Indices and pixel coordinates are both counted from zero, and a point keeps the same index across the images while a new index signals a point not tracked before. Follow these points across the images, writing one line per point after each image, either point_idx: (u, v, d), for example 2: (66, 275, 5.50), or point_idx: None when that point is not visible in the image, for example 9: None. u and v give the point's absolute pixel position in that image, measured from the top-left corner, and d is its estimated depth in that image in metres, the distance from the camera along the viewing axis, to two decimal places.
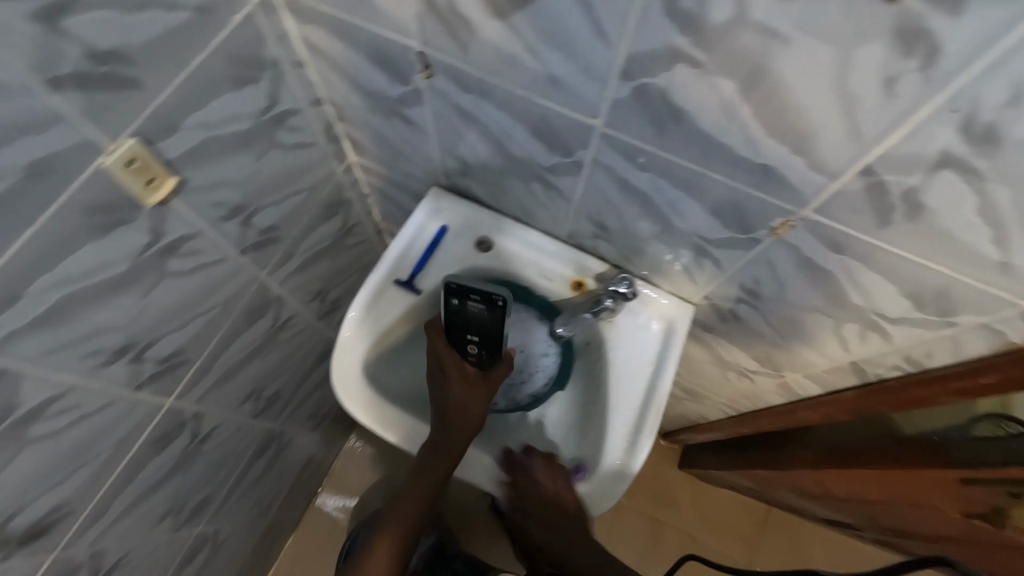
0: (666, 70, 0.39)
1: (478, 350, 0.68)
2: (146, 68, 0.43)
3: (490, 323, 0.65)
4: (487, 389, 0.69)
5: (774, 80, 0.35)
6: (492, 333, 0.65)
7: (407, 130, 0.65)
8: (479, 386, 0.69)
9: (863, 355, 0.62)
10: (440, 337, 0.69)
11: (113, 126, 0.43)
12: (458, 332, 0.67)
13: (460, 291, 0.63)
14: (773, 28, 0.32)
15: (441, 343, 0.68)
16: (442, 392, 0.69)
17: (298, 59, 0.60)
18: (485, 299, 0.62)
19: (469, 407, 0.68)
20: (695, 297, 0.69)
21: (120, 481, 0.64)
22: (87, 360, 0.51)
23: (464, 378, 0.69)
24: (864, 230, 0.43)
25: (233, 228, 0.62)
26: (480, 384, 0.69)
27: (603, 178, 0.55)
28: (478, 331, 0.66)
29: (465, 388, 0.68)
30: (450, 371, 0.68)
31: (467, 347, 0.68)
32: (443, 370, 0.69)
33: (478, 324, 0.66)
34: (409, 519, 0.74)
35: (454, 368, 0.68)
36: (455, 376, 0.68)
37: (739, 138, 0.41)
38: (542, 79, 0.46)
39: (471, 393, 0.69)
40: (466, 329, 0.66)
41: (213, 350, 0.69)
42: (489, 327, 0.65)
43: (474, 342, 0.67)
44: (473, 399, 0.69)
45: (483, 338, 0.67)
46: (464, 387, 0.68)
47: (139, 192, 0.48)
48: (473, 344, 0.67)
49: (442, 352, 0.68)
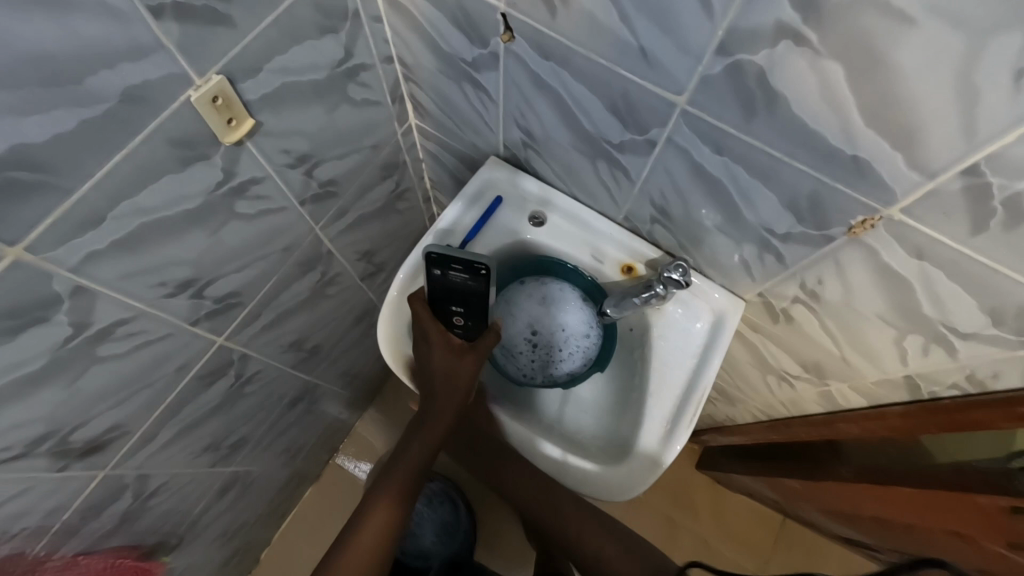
0: (769, 48, 0.37)
1: (465, 320, 0.66)
2: (238, 6, 0.44)
3: (476, 294, 0.62)
4: (475, 357, 0.67)
5: (887, 65, 0.34)
6: (476, 301, 0.63)
7: (475, 96, 0.65)
8: (465, 355, 0.67)
9: (921, 370, 0.59)
10: (422, 307, 0.66)
11: (204, 61, 0.44)
12: (442, 303, 0.65)
13: (442, 260, 0.60)
14: (900, 9, 0.30)
15: (423, 313, 0.66)
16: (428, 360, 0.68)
17: (376, 14, 0.60)
18: (468, 268, 0.60)
19: (454, 374, 0.68)
20: (748, 294, 0.67)
21: (170, 410, 0.66)
22: (156, 289, 0.53)
23: (450, 347, 0.67)
24: (953, 236, 0.41)
25: (298, 177, 0.63)
26: (467, 352, 0.67)
27: (674, 160, 0.54)
28: (462, 301, 0.64)
29: (451, 356, 0.67)
30: (435, 341, 0.67)
31: (453, 318, 0.66)
32: (428, 339, 0.67)
33: (462, 294, 0.63)
34: (404, 485, 0.72)
35: (437, 337, 0.66)
36: (439, 345, 0.67)
37: (835, 126, 0.39)
38: (630, 50, 0.44)
39: (456, 361, 0.67)
40: (451, 300, 0.65)
41: (266, 295, 0.71)
42: (473, 297, 0.63)
43: (459, 312, 0.65)
44: (458, 366, 0.67)
45: (467, 308, 0.65)
46: (449, 355, 0.67)
47: (219, 130, 0.49)
48: (458, 315, 0.66)
49: (426, 322, 0.67)
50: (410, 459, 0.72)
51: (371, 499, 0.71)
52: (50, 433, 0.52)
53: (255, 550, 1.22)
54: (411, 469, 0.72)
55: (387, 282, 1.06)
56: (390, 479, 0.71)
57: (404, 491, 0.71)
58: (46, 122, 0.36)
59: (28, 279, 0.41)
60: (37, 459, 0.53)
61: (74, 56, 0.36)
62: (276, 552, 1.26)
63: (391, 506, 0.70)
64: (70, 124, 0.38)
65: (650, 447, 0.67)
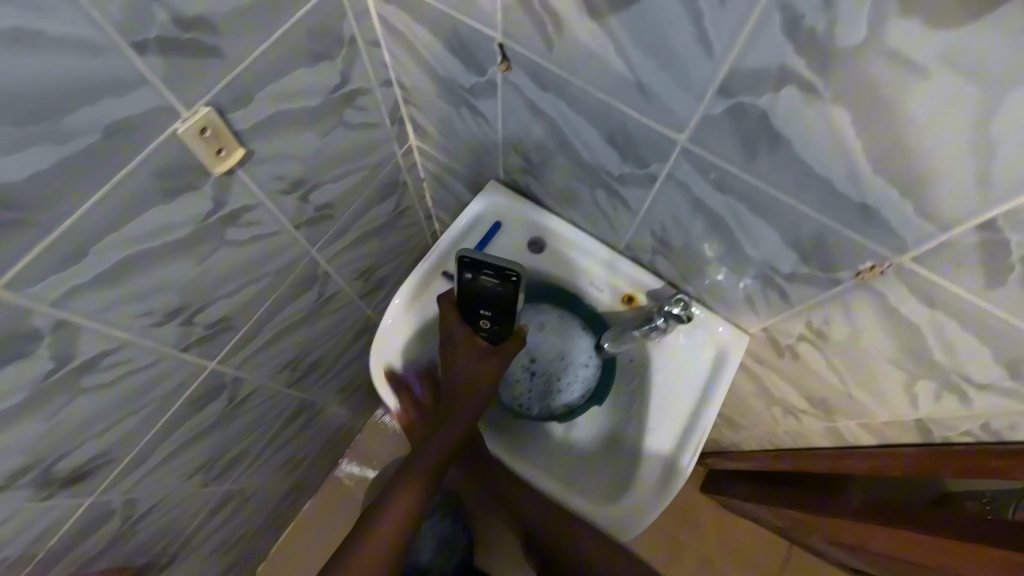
0: (772, 92, 0.35)
1: (490, 325, 0.64)
2: (227, 37, 0.43)
3: (508, 303, 0.60)
4: (498, 361, 0.65)
5: (897, 115, 0.32)
6: (504, 307, 0.61)
7: (474, 121, 0.64)
8: (490, 359, 0.65)
9: (933, 415, 0.57)
10: (450, 309, 0.65)
11: (192, 93, 0.43)
12: (470, 306, 0.63)
13: (474, 265, 0.57)
14: (911, 59, 0.28)
15: (451, 316, 0.65)
16: (453, 364, 0.66)
17: (373, 39, 0.59)
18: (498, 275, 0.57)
19: (481, 376, 0.65)
20: (753, 327, 0.65)
21: (160, 435, 0.65)
22: (143, 318, 0.52)
23: (474, 350, 0.65)
24: (966, 287, 0.39)
25: (292, 202, 0.62)
26: (491, 357, 0.65)
27: (675, 194, 0.52)
28: (490, 306, 0.62)
29: (477, 360, 0.65)
30: (463, 343, 0.65)
31: (479, 321, 0.64)
32: (456, 340, 0.65)
33: (492, 302, 0.61)
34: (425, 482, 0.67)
35: (463, 339, 0.64)
36: (465, 347, 0.65)
37: (840, 169, 0.37)
38: (628, 85, 0.43)
39: (482, 363, 0.65)
40: (479, 305, 0.62)
41: (260, 318, 0.70)
42: (506, 304, 0.60)
43: (487, 316, 0.63)
44: (483, 372, 0.65)
45: (495, 314, 0.62)
46: (474, 359, 0.65)
47: (208, 160, 0.48)
48: (485, 319, 0.63)
49: (453, 323, 0.65)
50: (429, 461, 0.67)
51: (383, 501, 0.66)
52: (33, 464, 0.51)
53: (251, 565, 1.21)
54: (429, 475, 0.67)
55: (388, 299, 1.05)
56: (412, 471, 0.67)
57: (418, 496, 0.67)
58: (19, 161, 0.35)
59: (6, 316, 0.40)
60: (20, 489, 0.52)
61: (51, 94, 0.35)
62: (273, 566, 1.25)
63: (404, 509, 0.66)
64: (48, 161, 0.37)
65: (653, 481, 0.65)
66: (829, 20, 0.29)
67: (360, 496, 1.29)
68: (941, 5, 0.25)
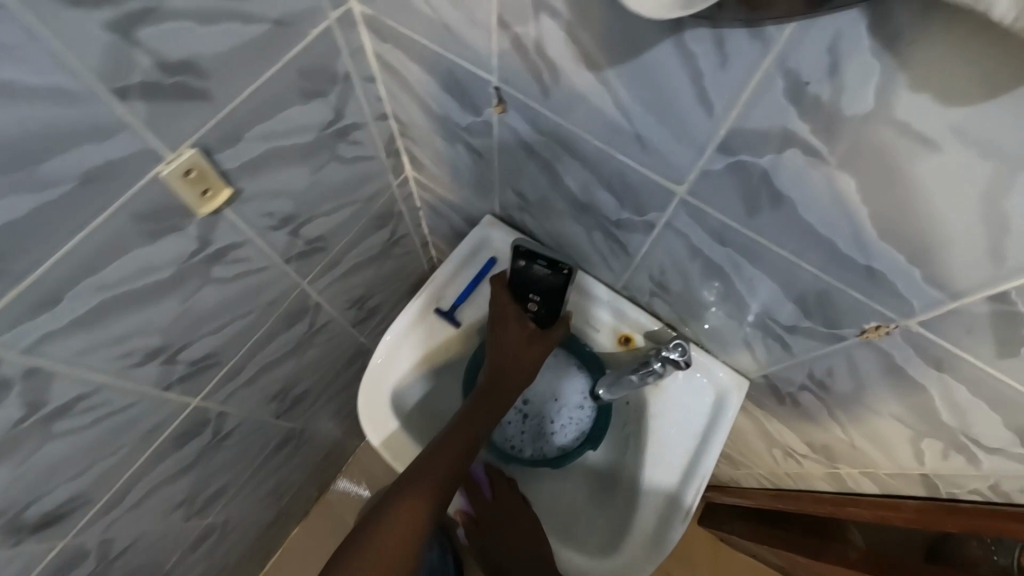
0: (775, 153, 0.34)
1: (538, 309, 0.65)
2: (215, 81, 0.42)
3: (556, 291, 0.63)
4: (543, 346, 0.64)
5: (908, 187, 0.30)
6: (554, 293, 0.63)
7: (470, 157, 0.63)
8: (535, 343, 0.64)
9: (939, 471, 0.55)
10: (503, 290, 0.65)
11: (177, 136, 0.42)
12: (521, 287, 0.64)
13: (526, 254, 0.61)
14: (920, 131, 0.27)
15: (502, 296, 0.65)
16: (499, 344, 0.64)
17: (369, 74, 0.58)
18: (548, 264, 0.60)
19: (526, 358, 0.64)
20: (753, 372, 0.63)
21: (139, 473, 0.63)
22: (121, 361, 0.51)
23: (523, 331, 0.64)
24: (976, 354, 0.37)
25: (282, 237, 0.61)
26: (538, 341, 0.64)
27: (673, 242, 0.50)
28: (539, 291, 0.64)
29: (524, 340, 0.64)
30: (513, 322, 0.64)
31: (527, 304, 0.65)
32: (505, 320, 0.64)
33: (542, 286, 0.63)
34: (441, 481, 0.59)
35: (513, 318, 0.64)
36: (514, 327, 0.64)
37: (845, 231, 0.36)
38: (626, 136, 0.41)
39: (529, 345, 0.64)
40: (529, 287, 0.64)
41: (246, 352, 0.68)
42: (553, 292, 0.63)
43: (536, 300, 0.64)
44: (528, 355, 0.64)
45: (544, 298, 0.64)
46: (522, 339, 0.64)
47: (192, 202, 0.46)
48: (534, 302, 0.64)
49: (503, 302, 0.64)
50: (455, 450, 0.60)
51: (397, 488, 0.58)
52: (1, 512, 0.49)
53: None
54: (457, 462, 0.59)
55: (381, 325, 1.03)
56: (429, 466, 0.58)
57: (441, 485, 0.58)
58: None
59: None
60: None
61: (24, 144, 0.33)
62: None
63: (421, 500, 0.57)
64: (20, 211, 0.35)
65: (649, 532, 0.61)
66: (835, 88, 0.28)
67: (347, 520, 1.25)
68: (957, 75, 0.24)
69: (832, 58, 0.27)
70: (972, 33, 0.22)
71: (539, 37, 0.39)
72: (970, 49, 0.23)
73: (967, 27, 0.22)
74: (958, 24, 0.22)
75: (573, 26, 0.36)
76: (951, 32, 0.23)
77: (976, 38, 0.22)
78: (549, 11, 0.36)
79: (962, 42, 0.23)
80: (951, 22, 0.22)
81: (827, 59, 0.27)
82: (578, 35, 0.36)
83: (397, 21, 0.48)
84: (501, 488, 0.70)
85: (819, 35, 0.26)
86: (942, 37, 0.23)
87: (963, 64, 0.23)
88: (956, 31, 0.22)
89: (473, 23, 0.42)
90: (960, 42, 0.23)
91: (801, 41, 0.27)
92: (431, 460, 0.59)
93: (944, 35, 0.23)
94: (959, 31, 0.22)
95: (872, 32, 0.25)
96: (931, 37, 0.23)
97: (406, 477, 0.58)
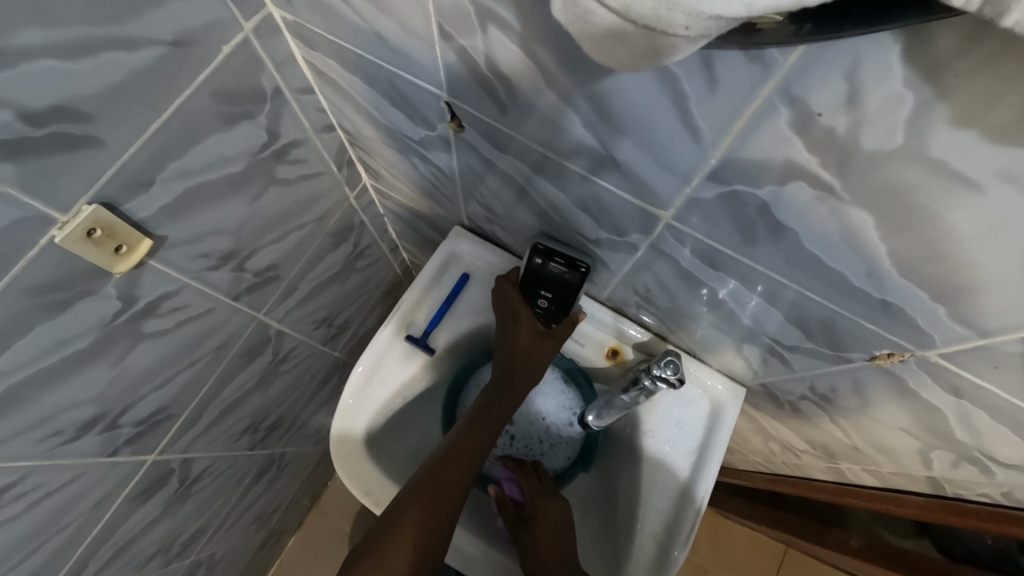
0: (776, 185, 0.29)
1: (548, 306, 0.58)
2: (106, 124, 0.35)
3: (570, 289, 0.56)
4: (553, 343, 0.59)
5: (936, 226, 0.25)
6: (569, 293, 0.56)
7: (429, 170, 0.56)
8: (544, 341, 0.59)
9: (947, 476, 0.50)
10: (510, 287, 0.58)
11: (67, 195, 0.35)
12: (530, 287, 0.57)
13: (545, 251, 0.54)
14: (958, 172, 0.22)
15: (510, 292, 0.58)
16: (506, 343, 0.59)
17: (304, 85, 0.50)
18: (568, 264, 0.53)
19: (534, 359, 0.59)
20: (749, 381, 0.59)
21: (98, 538, 0.59)
22: (49, 441, 0.45)
23: (532, 330, 0.58)
24: (1002, 387, 0.33)
25: (226, 275, 0.54)
26: (547, 339, 0.59)
27: (659, 261, 0.45)
28: (552, 289, 0.56)
29: (532, 339, 0.58)
30: (522, 321, 0.58)
31: (537, 302, 0.58)
32: (514, 318, 0.58)
33: (556, 283, 0.56)
34: (442, 496, 0.55)
35: (524, 316, 0.58)
36: (524, 326, 0.58)
37: (858, 267, 0.31)
38: (600, 159, 0.36)
39: (536, 346, 0.58)
40: (540, 286, 0.56)
41: (206, 396, 0.62)
42: (568, 290, 0.56)
43: (546, 297, 0.57)
44: (538, 354, 0.59)
45: (556, 296, 0.57)
46: (531, 338, 0.58)
47: (104, 262, 0.40)
48: (544, 300, 0.57)
49: (512, 299, 0.58)
50: (456, 461, 0.56)
51: (405, 496, 0.54)
52: None
53: None
54: (467, 470, 0.57)
55: (357, 336, 0.97)
56: (428, 479, 0.55)
57: (448, 497, 0.55)
58: None
59: None
60: None
61: None
62: None
63: (428, 511, 0.54)
64: None
65: (650, 555, 0.58)
66: (853, 120, 0.23)
67: (344, 528, 1.21)
68: (984, 89, 0.18)
69: (848, 86, 0.21)
70: (1013, 52, 0.17)
71: (487, 50, 0.32)
72: (1010, 68, 0.17)
73: (1005, 39, 0.17)
74: (1004, 40, 0.17)
75: (526, 40, 0.29)
76: (983, 50, 0.17)
77: None
78: (495, 22, 0.30)
79: (992, 52, 0.17)
80: (995, 40, 0.17)
81: (843, 88, 0.22)
82: (534, 51, 0.30)
83: (322, 28, 0.41)
84: (535, 484, 0.61)
85: (833, 59, 0.21)
86: (965, 47, 0.18)
87: (996, 82, 0.18)
88: (991, 44, 0.17)
89: (409, 33, 0.36)
90: (988, 51, 0.17)
91: (810, 66, 0.22)
92: (439, 467, 0.56)
93: (973, 50, 0.18)
94: (997, 47, 0.17)
95: (902, 55, 0.19)
96: (961, 56, 0.18)
97: (412, 486, 0.55)
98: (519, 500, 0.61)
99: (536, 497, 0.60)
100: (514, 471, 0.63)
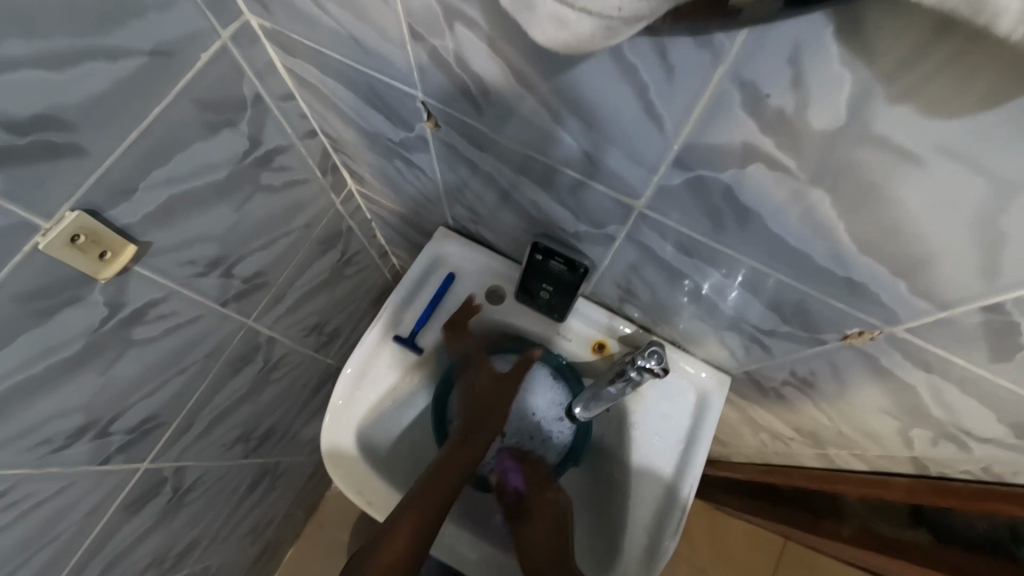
0: (738, 167, 0.30)
1: (550, 297, 0.59)
2: (89, 133, 0.36)
3: (569, 286, 0.56)
4: (512, 384, 0.66)
5: (889, 200, 0.26)
6: (570, 289, 0.57)
7: (412, 172, 0.57)
8: (503, 383, 0.66)
9: (929, 455, 0.51)
10: (466, 336, 0.65)
11: (49, 202, 0.35)
12: (533, 280, 0.58)
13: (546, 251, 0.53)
14: (904, 147, 0.23)
15: (466, 341, 0.65)
16: (468, 387, 0.66)
17: (286, 91, 0.51)
18: (568, 264, 0.53)
19: (495, 400, 0.66)
20: (735, 369, 0.60)
21: (91, 549, 0.59)
22: (39, 449, 0.46)
23: (489, 375, 0.67)
24: (967, 359, 0.34)
25: (213, 282, 0.55)
26: (503, 382, 0.66)
27: (636, 252, 0.46)
28: (553, 283, 0.57)
29: (491, 384, 0.66)
30: (479, 367, 0.66)
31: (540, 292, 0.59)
32: (472, 364, 0.66)
33: (556, 278, 0.56)
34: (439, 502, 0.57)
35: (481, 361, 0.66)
36: (482, 371, 0.66)
37: (824, 248, 0.32)
38: (573, 153, 0.37)
39: (496, 388, 0.66)
40: (542, 279, 0.57)
41: (197, 405, 0.63)
42: (568, 287, 0.57)
43: (548, 289, 0.58)
44: (498, 395, 0.66)
45: (557, 290, 0.58)
46: (490, 382, 0.66)
47: (90, 269, 0.40)
48: (547, 292, 0.59)
49: (470, 348, 0.65)
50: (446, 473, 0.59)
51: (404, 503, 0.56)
52: None
53: None
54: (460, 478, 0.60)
55: (349, 343, 0.98)
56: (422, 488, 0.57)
57: (440, 506, 0.57)
58: None
59: None
60: None
61: None
62: None
63: (424, 517, 0.56)
64: None
65: (640, 546, 0.58)
66: (800, 101, 0.24)
67: (342, 537, 1.21)
68: (944, 86, 0.19)
69: (794, 69, 0.23)
70: (964, 43, 0.18)
71: (458, 50, 0.33)
72: (961, 61, 0.18)
73: (962, 34, 0.17)
74: (956, 31, 0.17)
75: (493, 38, 0.31)
76: (940, 41, 0.18)
77: (993, 56, 0.17)
78: (463, 21, 0.31)
79: (956, 45, 0.18)
80: (955, 34, 0.18)
81: (789, 71, 0.23)
82: (500, 48, 0.31)
83: (300, 34, 0.42)
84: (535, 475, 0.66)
85: (778, 43, 0.22)
86: (927, 44, 0.18)
87: (953, 80, 0.19)
88: (950, 38, 0.18)
89: (383, 36, 0.37)
90: (947, 50, 0.18)
91: (755, 48, 0.23)
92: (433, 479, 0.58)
93: (929, 43, 0.18)
94: (952, 39, 0.18)
95: (841, 37, 0.20)
96: (914, 47, 0.19)
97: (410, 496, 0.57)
98: (522, 488, 0.66)
99: (538, 488, 0.65)
100: (520, 462, 0.67)
